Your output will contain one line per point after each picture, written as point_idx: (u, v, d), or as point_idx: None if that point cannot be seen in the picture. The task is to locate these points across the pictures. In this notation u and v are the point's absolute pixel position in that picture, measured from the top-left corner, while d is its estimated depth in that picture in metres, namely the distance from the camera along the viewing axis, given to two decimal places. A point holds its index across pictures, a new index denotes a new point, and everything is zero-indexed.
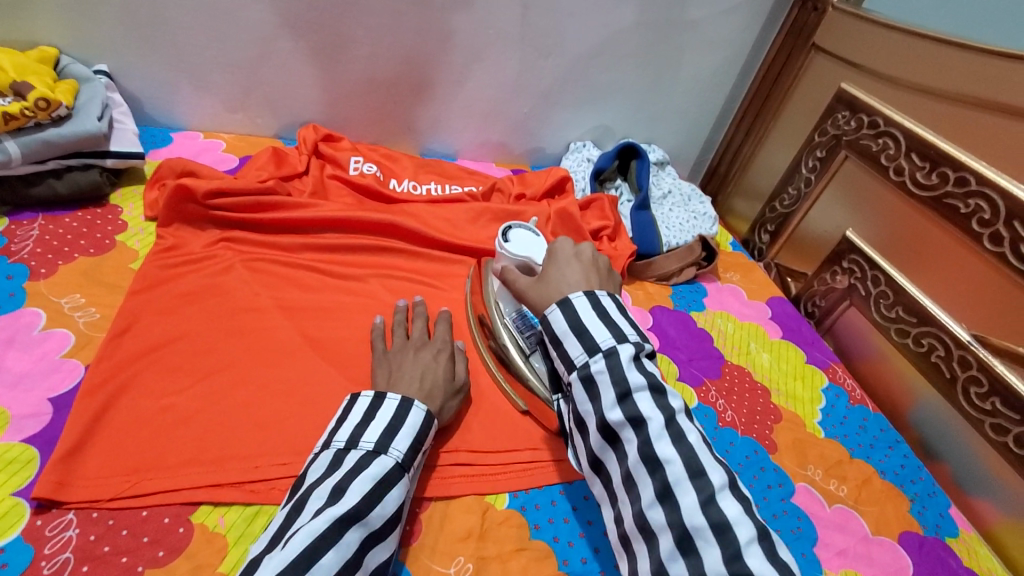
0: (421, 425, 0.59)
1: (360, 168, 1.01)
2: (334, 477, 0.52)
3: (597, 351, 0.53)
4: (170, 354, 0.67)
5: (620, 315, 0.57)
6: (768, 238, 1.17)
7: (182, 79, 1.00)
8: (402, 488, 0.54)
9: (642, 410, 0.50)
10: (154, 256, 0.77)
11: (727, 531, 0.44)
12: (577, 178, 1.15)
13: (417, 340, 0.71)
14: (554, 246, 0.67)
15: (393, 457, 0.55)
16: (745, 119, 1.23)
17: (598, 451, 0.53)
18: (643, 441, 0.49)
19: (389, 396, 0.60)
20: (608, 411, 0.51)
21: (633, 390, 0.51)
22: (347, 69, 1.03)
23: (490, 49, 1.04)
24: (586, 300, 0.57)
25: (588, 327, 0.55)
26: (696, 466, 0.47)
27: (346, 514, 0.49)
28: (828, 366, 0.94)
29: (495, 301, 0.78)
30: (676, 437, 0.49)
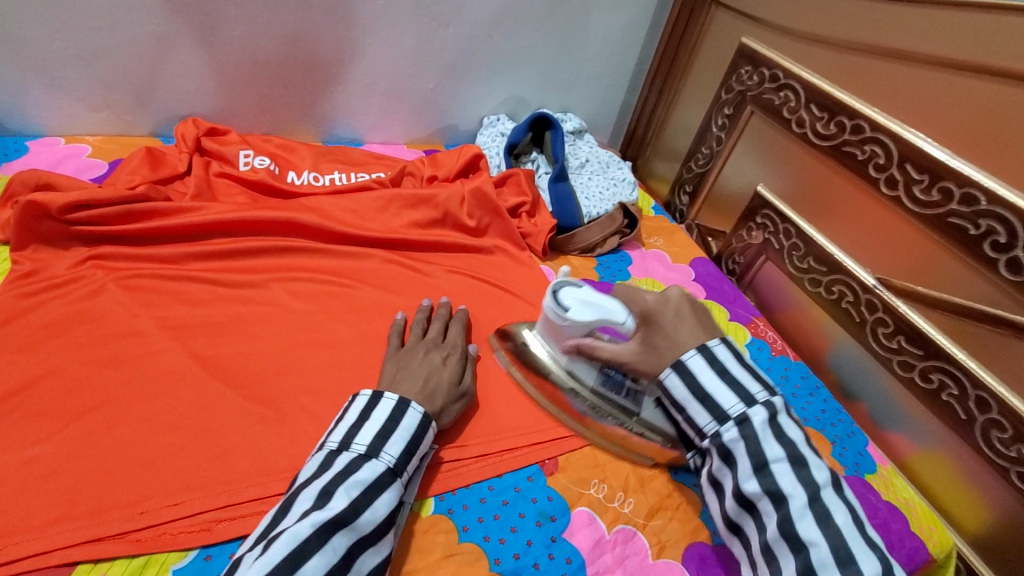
0: (416, 428, 0.58)
1: (251, 163, 0.92)
2: (321, 480, 0.51)
3: (727, 420, 0.59)
4: (34, 397, 0.59)
5: (745, 372, 0.61)
6: (687, 200, 1.18)
7: (29, 78, 0.87)
8: (395, 492, 0.53)
9: (781, 485, 0.55)
10: (8, 285, 0.67)
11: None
12: (491, 154, 1.09)
13: (431, 339, 0.71)
14: (647, 306, 0.65)
15: (384, 462, 0.54)
16: (656, 80, 1.22)
17: (736, 516, 0.58)
18: (784, 517, 0.54)
19: (387, 395, 0.59)
20: (745, 482, 0.56)
21: (770, 462, 0.56)
22: (224, 54, 0.93)
23: (383, 22, 0.97)
24: (705, 362, 0.61)
25: (714, 395, 0.60)
26: (843, 553, 0.50)
27: (333, 519, 0.48)
28: (750, 321, 0.96)
29: (566, 368, 0.71)
30: (819, 517, 0.53)
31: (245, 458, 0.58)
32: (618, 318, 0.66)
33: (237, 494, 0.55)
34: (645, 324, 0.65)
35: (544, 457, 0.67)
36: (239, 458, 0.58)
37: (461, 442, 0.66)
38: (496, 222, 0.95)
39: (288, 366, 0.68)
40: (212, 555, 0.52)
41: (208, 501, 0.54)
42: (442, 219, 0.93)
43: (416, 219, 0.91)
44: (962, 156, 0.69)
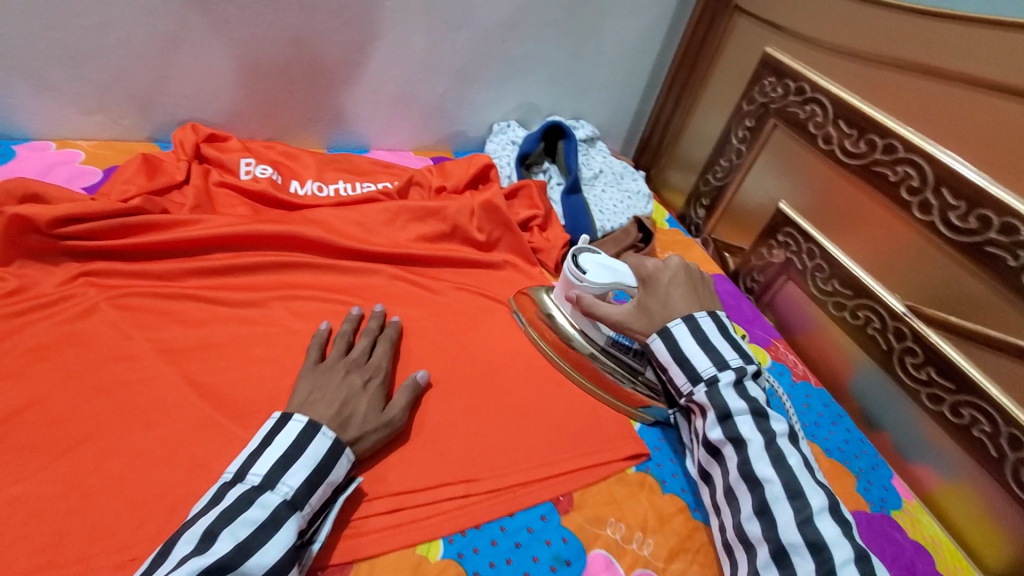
0: (323, 456, 0.54)
1: (252, 171, 0.89)
2: (207, 518, 0.48)
3: (699, 380, 0.65)
4: (18, 430, 0.55)
5: (722, 339, 0.66)
6: (703, 213, 1.14)
7: (16, 80, 0.83)
8: (294, 527, 0.49)
9: (743, 432, 0.62)
10: None
11: (824, 550, 0.54)
12: (502, 164, 1.05)
13: (354, 357, 0.66)
14: (649, 271, 0.71)
15: (280, 494, 0.51)
16: (674, 88, 1.17)
17: (705, 463, 0.66)
18: (744, 460, 0.61)
19: (294, 419, 0.56)
20: (711, 430, 0.63)
21: (734, 414, 0.62)
22: (223, 56, 0.89)
23: (391, 24, 0.93)
24: (686, 329, 0.66)
25: (690, 357, 0.65)
26: (794, 489, 0.57)
27: (214, 565, 0.44)
28: (770, 343, 0.92)
29: (579, 329, 0.77)
30: (774, 460, 0.60)
31: None
32: (628, 282, 0.72)
33: None
34: (643, 288, 0.71)
35: (558, 494, 0.64)
36: None
37: (472, 477, 0.63)
38: (507, 236, 0.91)
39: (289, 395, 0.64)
40: None
41: None
42: (451, 233, 0.89)
43: (424, 232, 0.88)
44: (1001, 182, 0.66)
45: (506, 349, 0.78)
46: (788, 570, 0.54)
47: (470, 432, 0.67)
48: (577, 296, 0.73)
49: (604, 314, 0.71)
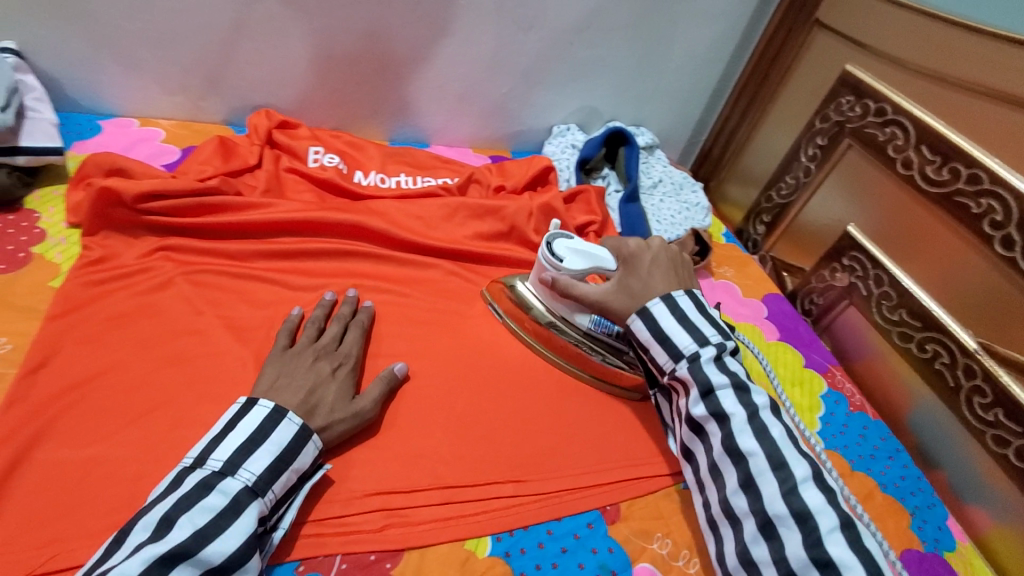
0: (289, 441, 0.53)
1: (320, 159, 0.91)
2: (165, 504, 0.46)
3: (679, 355, 0.60)
4: (95, 393, 0.57)
5: (701, 316, 0.62)
6: (763, 229, 1.12)
7: (108, 57, 0.86)
8: (254, 514, 0.48)
9: (725, 407, 0.57)
10: (77, 271, 0.66)
11: (810, 520, 0.51)
12: (561, 167, 1.04)
13: (324, 343, 0.64)
14: (631, 250, 0.68)
15: (241, 480, 0.49)
16: (741, 99, 1.15)
17: (688, 442, 0.62)
18: (726, 435, 0.57)
19: (260, 403, 0.55)
20: (693, 408, 0.59)
21: (715, 389, 0.58)
22: (300, 45, 0.91)
23: (464, 22, 0.94)
24: (665, 307, 0.62)
25: (670, 334, 0.61)
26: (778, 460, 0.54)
27: (169, 553, 0.43)
28: (827, 369, 0.89)
29: (562, 317, 0.73)
30: (758, 432, 0.56)
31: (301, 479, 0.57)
32: (607, 264, 0.69)
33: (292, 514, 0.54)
34: (624, 267, 0.68)
35: (606, 503, 0.63)
36: None
37: (520, 478, 0.63)
38: None
39: None
40: None
41: None
42: (508, 232, 0.89)
43: (482, 230, 0.88)
44: None
45: None
46: (776, 543, 0.52)
47: (520, 433, 0.66)
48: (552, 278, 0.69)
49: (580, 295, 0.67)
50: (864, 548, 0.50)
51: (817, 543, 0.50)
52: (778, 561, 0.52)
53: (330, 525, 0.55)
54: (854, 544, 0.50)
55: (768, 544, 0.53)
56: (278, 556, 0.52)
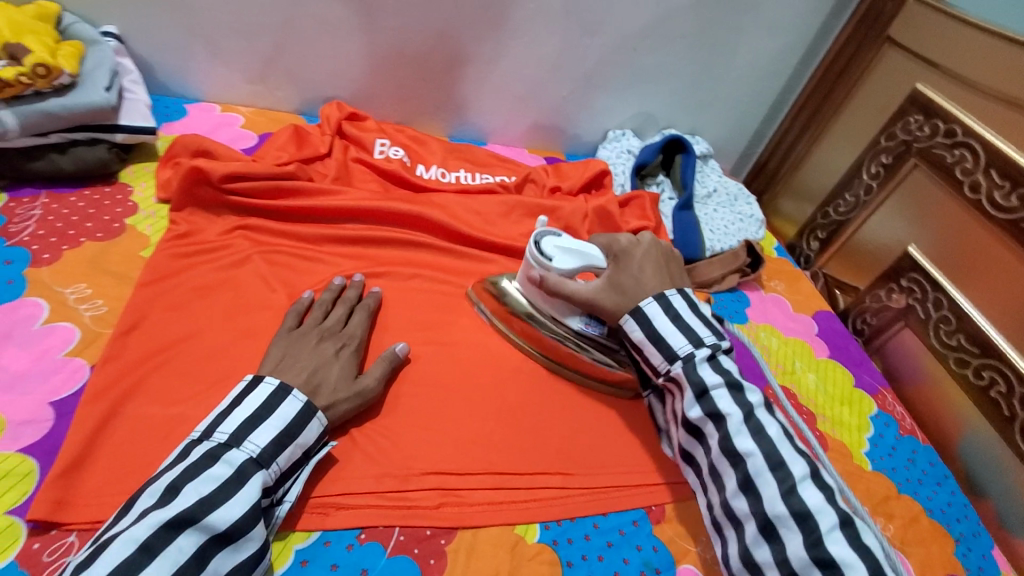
0: (293, 417, 0.54)
1: (385, 152, 0.95)
2: (172, 472, 0.48)
3: (674, 358, 0.60)
4: (179, 357, 0.62)
5: (694, 316, 0.63)
6: (817, 246, 1.12)
7: (198, 45, 0.92)
8: (257, 484, 0.50)
9: (721, 408, 0.57)
10: (166, 243, 0.71)
11: (809, 519, 0.52)
12: (617, 171, 1.06)
13: (329, 324, 0.66)
14: (621, 245, 0.68)
15: (246, 452, 0.50)
16: (803, 113, 1.13)
17: (686, 443, 0.62)
18: (724, 436, 0.57)
19: (265, 380, 0.56)
20: (690, 410, 0.59)
21: (711, 390, 0.58)
22: (375, 42, 0.95)
23: (530, 26, 0.96)
24: (658, 307, 0.63)
25: (664, 335, 0.62)
26: (775, 459, 0.55)
27: (176, 518, 0.45)
28: (877, 391, 0.88)
29: (552, 316, 0.71)
30: (755, 432, 0.56)
31: (364, 453, 0.60)
32: (599, 262, 0.67)
33: (355, 484, 0.57)
34: (614, 263, 0.68)
35: (650, 503, 0.64)
36: (360, 449, 0.60)
37: (568, 471, 0.64)
38: None
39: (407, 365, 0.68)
40: (331, 541, 0.54)
41: (329, 485, 0.56)
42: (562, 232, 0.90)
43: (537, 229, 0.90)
44: None
45: None
46: (778, 545, 0.53)
47: (569, 428, 0.68)
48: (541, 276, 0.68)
49: (573, 292, 0.67)
50: (864, 546, 0.50)
51: (818, 543, 0.51)
52: (780, 563, 0.52)
53: (389, 500, 0.57)
54: (854, 543, 0.51)
55: (770, 545, 0.53)
56: (344, 522, 0.55)
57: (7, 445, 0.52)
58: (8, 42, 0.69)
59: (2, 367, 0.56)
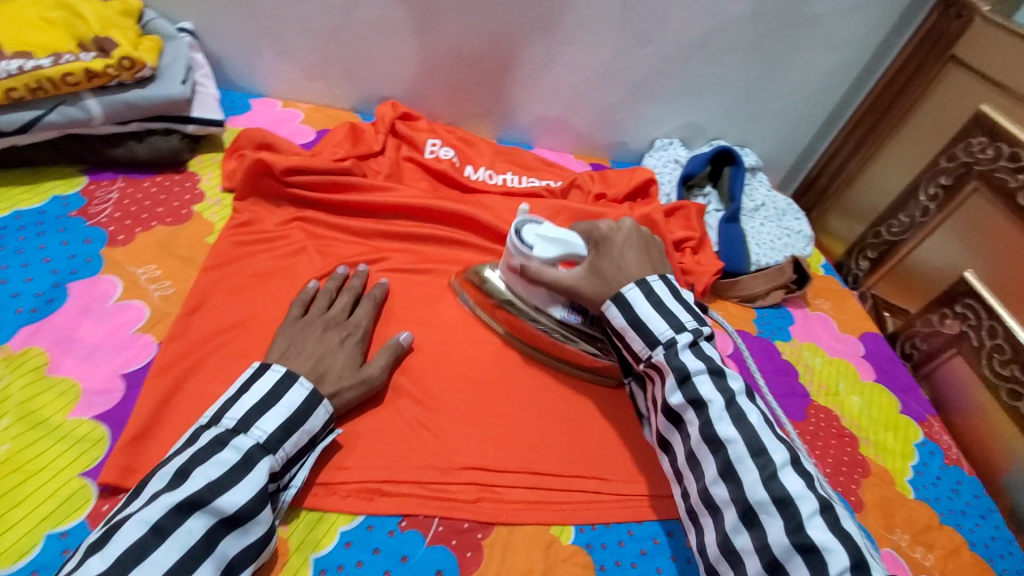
0: (300, 405, 0.55)
1: (436, 152, 0.97)
2: (182, 456, 0.49)
3: (656, 344, 0.60)
4: (238, 340, 0.65)
5: (676, 302, 0.62)
6: (867, 265, 1.10)
7: (265, 42, 0.96)
8: (264, 469, 0.51)
9: (702, 394, 0.57)
10: (228, 231, 0.74)
11: (789, 505, 0.52)
12: (663, 181, 1.05)
13: (334, 314, 0.67)
14: (602, 232, 0.68)
15: (253, 438, 0.52)
16: (858, 130, 1.11)
17: (665, 431, 0.61)
18: (705, 422, 0.56)
19: (272, 367, 0.57)
20: (671, 396, 0.58)
21: (692, 375, 0.58)
22: (432, 45, 0.97)
23: (585, 33, 0.97)
24: (640, 292, 0.62)
25: (645, 321, 0.61)
26: (756, 446, 0.54)
27: (185, 501, 0.47)
28: (923, 419, 0.86)
29: (534, 306, 0.71)
30: (736, 419, 0.56)
31: (408, 443, 0.61)
32: (579, 250, 0.67)
33: (398, 472, 0.59)
34: (595, 249, 0.68)
35: None
36: (403, 439, 0.61)
37: (604, 476, 0.64)
38: None
39: (450, 361, 0.70)
40: (373, 526, 0.56)
41: (376, 472, 0.58)
42: None
43: None
44: None
45: None
46: (757, 531, 0.52)
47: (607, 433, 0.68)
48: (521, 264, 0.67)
49: (552, 280, 0.67)
50: (843, 530, 0.50)
51: (799, 528, 0.50)
52: (760, 550, 0.51)
53: (430, 491, 0.59)
54: (834, 528, 0.50)
55: (750, 532, 0.53)
56: (386, 509, 0.57)
57: (81, 411, 0.55)
58: (98, 36, 0.73)
59: (80, 339, 0.60)
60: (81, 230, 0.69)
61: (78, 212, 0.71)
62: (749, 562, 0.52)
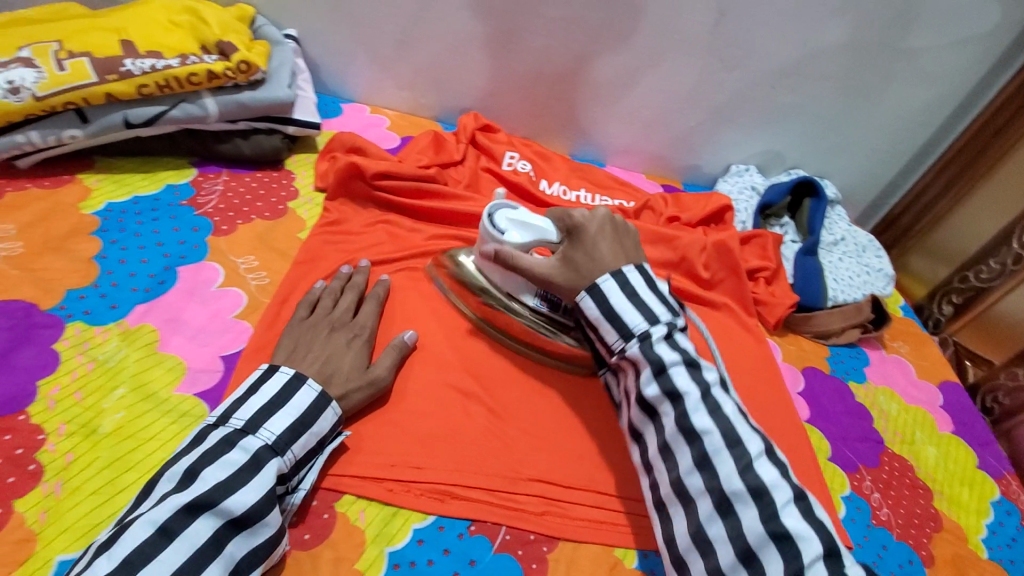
0: (308, 407, 0.55)
1: (513, 164, 0.99)
2: (190, 457, 0.50)
3: (630, 335, 0.57)
4: None
5: (651, 292, 0.60)
6: (950, 311, 1.08)
7: (360, 51, 1.01)
8: (272, 471, 0.51)
9: (679, 385, 0.55)
10: (319, 229, 0.78)
11: (765, 495, 0.50)
12: (739, 208, 1.03)
13: (339, 314, 0.67)
14: (575, 221, 0.64)
15: (261, 439, 0.52)
16: (948, 169, 1.06)
17: (638, 423, 0.59)
18: (681, 414, 0.55)
19: (281, 369, 0.57)
20: (646, 388, 0.56)
21: (668, 367, 0.55)
22: (518, 61, 1.00)
23: (669, 56, 0.97)
24: (614, 284, 0.59)
25: (620, 312, 0.58)
26: (732, 436, 0.53)
27: (194, 502, 0.47)
28: (1001, 475, 0.81)
29: (507, 294, 0.71)
30: (712, 410, 0.54)
31: (478, 449, 0.62)
32: (551, 236, 0.67)
33: (469, 477, 0.60)
34: (569, 239, 0.64)
35: None
36: (475, 445, 0.63)
37: None
38: (731, 281, 0.89)
39: (521, 371, 0.71)
40: (444, 526, 0.57)
41: (448, 475, 0.60)
42: (679, 263, 0.89)
43: (652, 256, 0.89)
44: None
45: None
46: (732, 521, 0.50)
47: None
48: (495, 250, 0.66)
49: (527, 266, 0.65)
50: (817, 519, 0.49)
51: (774, 518, 0.49)
52: (734, 539, 0.50)
53: (498, 498, 0.60)
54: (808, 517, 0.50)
55: (725, 522, 0.51)
56: (456, 512, 0.58)
57: (186, 387, 0.59)
58: (220, 40, 0.79)
59: (187, 320, 0.64)
60: (189, 218, 0.74)
61: (188, 201, 0.76)
62: (721, 552, 0.50)
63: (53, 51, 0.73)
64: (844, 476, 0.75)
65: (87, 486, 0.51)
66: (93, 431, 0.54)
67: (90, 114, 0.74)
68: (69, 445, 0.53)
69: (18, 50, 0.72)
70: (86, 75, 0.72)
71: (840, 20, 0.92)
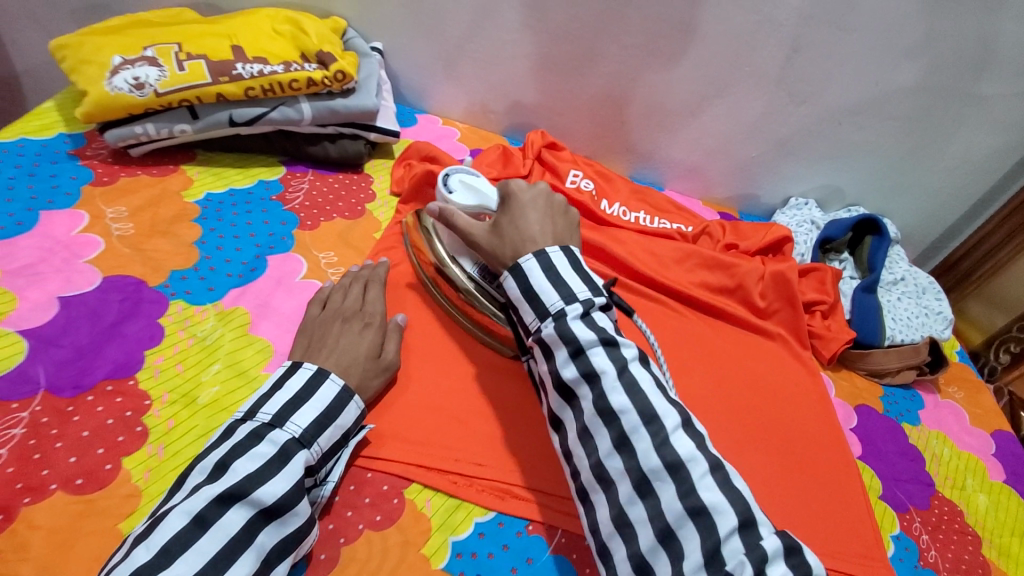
0: (331, 400, 0.58)
1: (577, 182, 1.01)
2: (218, 451, 0.51)
3: (547, 316, 0.56)
4: None
5: (571, 271, 0.58)
6: (1008, 359, 1.07)
7: (439, 67, 1.07)
8: (300, 462, 0.53)
9: (596, 366, 0.53)
10: (393, 231, 0.83)
11: (681, 470, 0.48)
12: (798, 240, 1.04)
13: (349, 305, 0.68)
14: (511, 192, 0.67)
15: (288, 432, 0.54)
16: (1013, 219, 1.03)
17: (558, 409, 0.57)
18: (598, 395, 0.53)
19: (303, 366, 0.59)
20: (563, 370, 0.54)
21: (585, 347, 0.54)
22: (589, 85, 1.04)
23: (738, 87, 0.99)
24: (536, 263, 0.58)
25: (538, 291, 0.57)
26: (647, 412, 0.51)
27: (227, 492, 0.48)
28: None
29: (449, 256, 0.73)
30: (628, 388, 0.52)
31: (537, 452, 0.65)
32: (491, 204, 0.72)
33: (528, 479, 0.62)
34: (504, 209, 0.67)
35: None
36: (535, 448, 0.65)
37: None
38: (787, 312, 0.90)
39: None
40: (504, 523, 0.60)
41: (508, 474, 0.62)
42: (735, 290, 0.90)
43: (708, 281, 0.91)
44: None
45: (767, 417, 0.78)
46: (650, 500, 0.49)
47: None
48: (439, 208, 0.70)
49: (460, 226, 0.68)
50: (734, 489, 0.48)
51: (690, 492, 0.48)
52: (654, 519, 0.48)
53: (555, 501, 0.62)
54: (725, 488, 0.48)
55: (643, 502, 0.49)
56: (515, 510, 0.60)
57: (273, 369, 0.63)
58: (320, 50, 0.84)
59: (276, 307, 0.69)
60: (278, 213, 0.80)
61: (278, 196, 0.82)
62: (642, 535, 0.48)
63: (174, 52, 0.80)
64: (894, 516, 0.74)
65: (181, 454, 0.55)
66: (192, 401, 0.59)
67: (200, 112, 0.80)
68: (170, 413, 0.58)
69: (144, 49, 0.80)
70: (201, 76, 0.79)
71: (914, 62, 0.92)
